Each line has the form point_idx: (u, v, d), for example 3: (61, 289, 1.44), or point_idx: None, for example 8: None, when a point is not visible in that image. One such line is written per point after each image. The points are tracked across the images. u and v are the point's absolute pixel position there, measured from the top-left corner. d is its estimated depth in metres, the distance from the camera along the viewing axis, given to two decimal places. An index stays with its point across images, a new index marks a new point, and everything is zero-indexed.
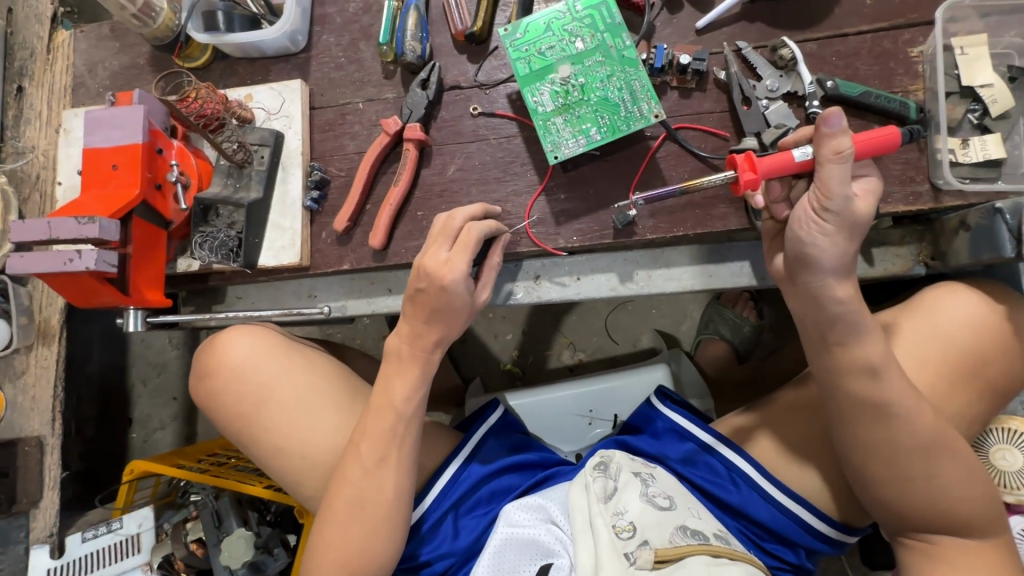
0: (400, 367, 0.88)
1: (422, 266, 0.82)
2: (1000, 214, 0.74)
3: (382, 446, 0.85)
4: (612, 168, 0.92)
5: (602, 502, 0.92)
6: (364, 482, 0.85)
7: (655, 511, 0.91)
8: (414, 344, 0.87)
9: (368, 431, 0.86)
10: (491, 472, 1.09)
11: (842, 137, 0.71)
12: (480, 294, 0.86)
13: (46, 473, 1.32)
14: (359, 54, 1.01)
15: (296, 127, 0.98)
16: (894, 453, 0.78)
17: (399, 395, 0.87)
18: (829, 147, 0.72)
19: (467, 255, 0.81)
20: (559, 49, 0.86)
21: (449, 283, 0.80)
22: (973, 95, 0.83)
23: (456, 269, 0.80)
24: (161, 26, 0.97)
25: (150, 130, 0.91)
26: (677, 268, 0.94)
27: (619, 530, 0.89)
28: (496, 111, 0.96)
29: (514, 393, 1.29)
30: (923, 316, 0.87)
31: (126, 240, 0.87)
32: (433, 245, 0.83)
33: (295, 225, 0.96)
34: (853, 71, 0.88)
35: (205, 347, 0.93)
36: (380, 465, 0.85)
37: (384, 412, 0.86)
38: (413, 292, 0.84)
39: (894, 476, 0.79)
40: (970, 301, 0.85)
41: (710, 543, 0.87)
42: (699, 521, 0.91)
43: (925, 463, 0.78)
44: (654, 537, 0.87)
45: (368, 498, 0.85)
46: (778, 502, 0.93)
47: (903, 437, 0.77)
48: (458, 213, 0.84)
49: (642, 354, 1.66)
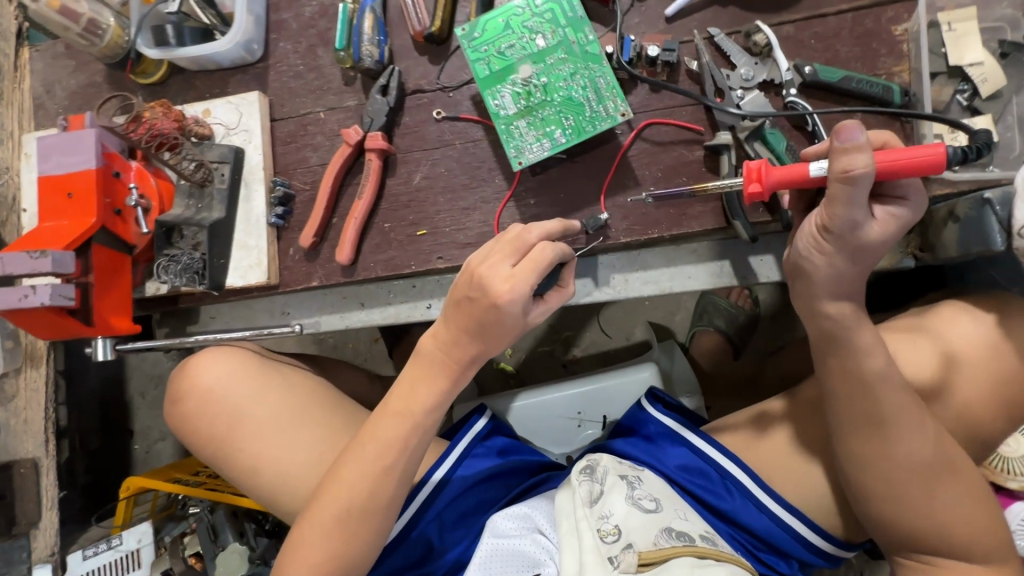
0: (421, 373, 0.84)
1: (477, 276, 0.75)
2: (989, 205, 0.70)
3: (394, 451, 0.83)
4: (582, 170, 0.88)
5: (587, 506, 0.89)
6: (368, 486, 0.82)
7: (641, 513, 0.86)
8: (448, 353, 0.81)
9: (381, 436, 0.83)
10: (478, 478, 1.06)
11: (864, 152, 0.60)
12: (535, 315, 0.79)
13: (43, 494, 1.34)
14: (318, 61, 0.97)
15: (256, 141, 0.95)
16: (887, 468, 0.75)
17: (422, 404, 0.83)
18: (838, 164, 0.62)
19: (531, 277, 0.73)
20: (519, 47, 0.82)
21: (503, 302, 0.74)
22: (962, 74, 0.78)
23: (517, 289, 0.73)
24: (110, 44, 0.94)
25: (105, 153, 0.88)
26: (654, 270, 0.91)
27: (603, 533, 0.85)
28: (461, 114, 0.92)
29: (502, 398, 1.26)
30: (921, 335, 0.84)
31: (88, 269, 0.85)
32: (497, 256, 0.75)
33: (260, 243, 0.94)
34: (833, 54, 0.82)
35: (179, 370, 0.90)
36: (386, 470, 0.83)
37: (401, 417, 0.83)
38: (458, 299, 0.78)
39: (888, 489, 0.75)
40: (970, 322, 0.82)
41: (697, 544, 0.83)
42: (684, 523, 0.87)
43: (925, 482, 0.74)
44: (638, 540, 0.83)
45: (361, 507, 0.83)
46: (772, 512, 0.90)
47: (902, 455, 0.74)
48: (534, 228, 0.77)
49: (636, 347, 1.61)
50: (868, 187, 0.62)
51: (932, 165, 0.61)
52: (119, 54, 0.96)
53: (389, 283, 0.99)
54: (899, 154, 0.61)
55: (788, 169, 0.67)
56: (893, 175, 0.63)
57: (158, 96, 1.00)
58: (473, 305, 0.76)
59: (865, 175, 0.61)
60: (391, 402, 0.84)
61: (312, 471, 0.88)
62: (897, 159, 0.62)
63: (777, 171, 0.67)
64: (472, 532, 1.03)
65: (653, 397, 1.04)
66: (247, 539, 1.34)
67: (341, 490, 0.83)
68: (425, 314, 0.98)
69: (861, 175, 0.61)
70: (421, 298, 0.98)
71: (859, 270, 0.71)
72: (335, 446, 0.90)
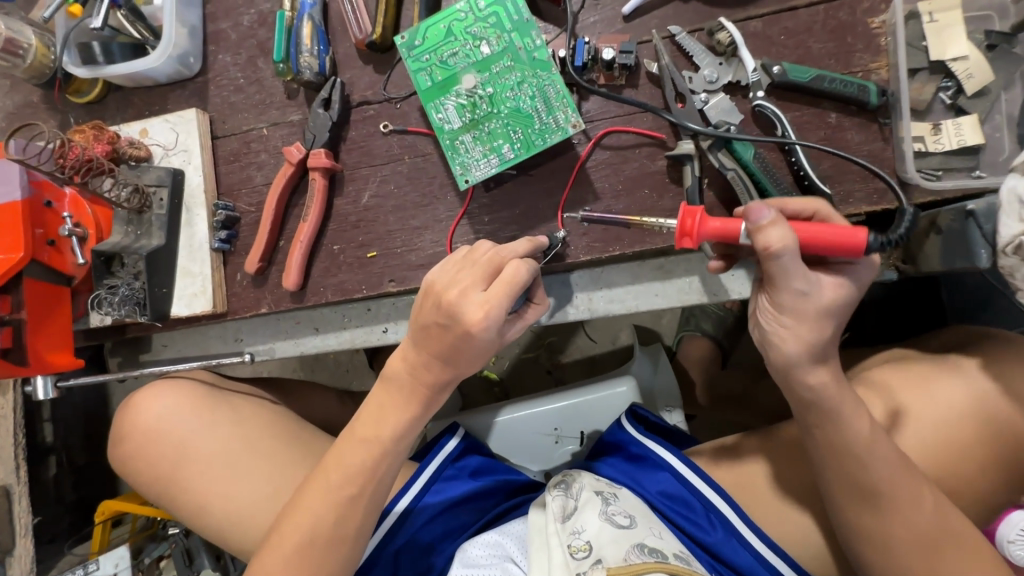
0: (388, 398, 0.72)
1: (446, 301, 0.64)
2: (973, 218, 0.64)
3: (359, 482, 0.71)
4: (538, 184, 0.82)
5: (559, 522, 0.82)
6: (321, 522, 0.70)
7: (613, 529, 0.79)
8: (419, 376, 0.70)
9: (342, 465, 0.71)
10: (446, 505, 0.94)
11: (779, 229, 0.60)
12: (509, 336, 0.70)
13: (16, 522, 1.23)
14: (258, 73, 0.91)
15: (196, 161, 0.90)
16: (885, 538, 0.68)
17: (388, 430, 0.71)
18: (759, 240, 0.61)
19: (508, 300, 0.63)
20: (463, 55, 0.77)
21: (476, 330, 0.63)
22: (945, 70, 0.71)
23: (492, 314, 0.62)
24: (34, 64, 0.89)
25: (32, 182, 0.83)
26: (619, 288, 0.86)
27: (574, 549, 0.78)
28: (409, 127, 0.86)
29: (473, 416, 1.13)
30: (904, 397, 0.76)
31: (19, 306, 0.81)
32: (467, 278, 0.64)
33: (204, 270, 0.89)
34: (805, 50, 0.76)
35: (123, 407, 0.88)
36: (345, 505, 0.71)
37: (368, 445, 0.71)
38: (426, 324, 0.67)
39: (881, 549, 0.69)
40: (958, 383, 0.74)
41: (669, 562, 0.75)
42: (659, 540, 0.79)
43: (924, 555, 0.68)
44: (608, 556, 0.76)
45: (319, 545, 0.70)
46: (753, 548, 0.80)
47: (897, 530, 0.67)
48: (508, 250, 0.67)
49: (621, 352, 1.45)
50: (793, 262, 0.61)
51: (850, 247, 0.60)
52: (46, 74, 0.91)
53: (345, 307, 0.95)
54: (819, 232, 0.61)
55: (721, 227, 0.65)
56: (814, 251, 0.62)
57: (97, 115, 0.95)
58: (446, 333, 0.65)
59: (784, 249, 0.60)
60: (355, 427, 0.72)
61: (258, 508, 0.83)
62: (816, 237, 0.61)
63: (711, 227, 0.65)
64: (437, 565, 0.90)
65: (633, 416, 0.98)
66: (224, 562, 1.31)
67: (290, 529, 0.70)
68: (382, 338, 0.93)
69: (782, 251, 0.60)
70: (376, 322, 0.93)
71: (830, 312, 0.65)
72: (284, 480, 0.85)
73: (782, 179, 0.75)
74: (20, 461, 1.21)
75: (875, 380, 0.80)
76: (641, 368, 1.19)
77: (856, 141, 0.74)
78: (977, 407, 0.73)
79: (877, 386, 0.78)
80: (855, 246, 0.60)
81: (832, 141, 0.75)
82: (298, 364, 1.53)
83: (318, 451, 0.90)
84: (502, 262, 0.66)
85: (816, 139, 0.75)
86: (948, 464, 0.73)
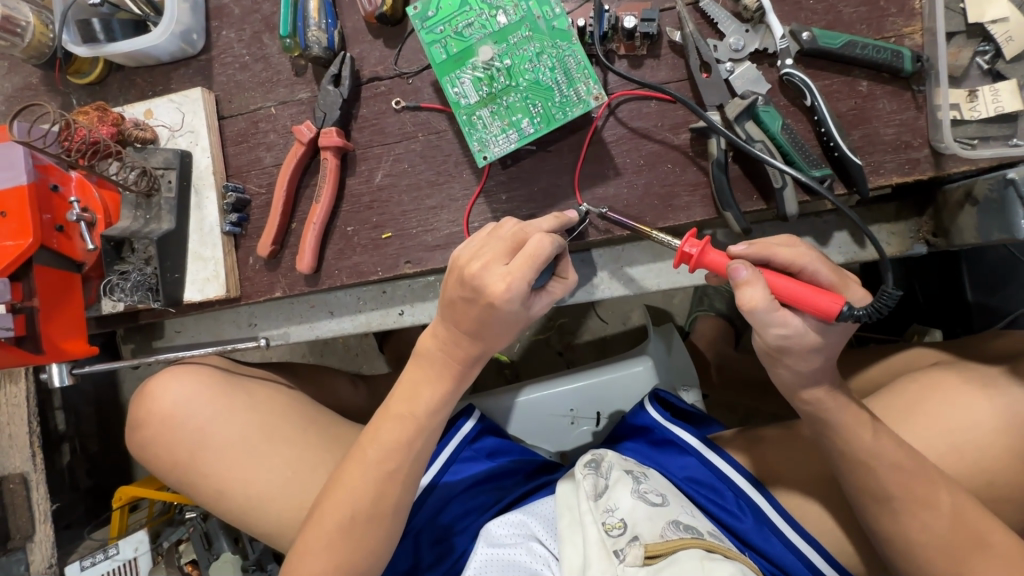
0: (426, 376, 0.71)
1: (469, 275, 0.63)
2: (1013, 185, 0.62)
3: (395, 458, 0.70)
4: (556, 160, 0.80)
5: (592, 500, 0.81)
6: (360, 499, 0.69)
7: (647, 507, 0.79)
8: (454, 353, 0.69)
9: (379, 441, 0.70)
10: (468, 484, 0.94)
11: (750, 292, 0.60)
12: (538, 311, 0.68)
13: (35, 508, 1.23)
14: (264, 49, 0.88)
15: (203, 143, 0.88)
16: (903, 533, 0.67)
17: (422, 405, 0.71)
18: (743, 296, 0.60)
19: (531, 272, 0.61)
20: (479, 26, 0.75)
21: (500, 302, 0.61)
22: (983, 33, 0.69)
23: (515, 287, 0.61)
24: (32, 43, 0.86)
25: (38, 166, 0.82)
26: (640, 266, 0.85)
27: (608, 527, 0.78)
28: (422, 103, 0.83)
29: (489, 396, 1.12)
30: (928, 420, 0.74)
31: (30, 293, 0.80)
32: (491, 251, 0.63)
33: (216, 254, 0.88)
34: (835, 15, 0.73)
35: (136, 395, 0.87)
36: (380, 481, 0.70)
37: (403, 422, 0.71)
38: (452, 299, 0.66)
39: (901, 541, 0.68)
40: (984, 403, 0.72)
41: (705, 538, 0.76)
42: (692, 518, 0.80)
43: (951, 564, 0.66)
44: (644, 532, 0.76)
45: (359, 515, 0.69)
46: (785, 536, 0.80)
47: (918, 535, 0.67)
48: (532, 225, 0.66)
49: (634, 332, 1.44)
50: (774, 318, 0.61)
51: (822, 316, 0.59)
52: (45, 54, 0.88)
53: (359, 290, 0.93)
54: (802, 296, 0.60)
55: (713, 264, 0.63)
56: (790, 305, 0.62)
57: (99, 96, 0.93)
58: (471, 306, 0.64)
59: (752, 310, 0.60)
60: (390, 405, 0.72)
61: (281, 491, 0.83)
62: (795, 296, 0.61)
63: (705, 261, 0.63)
64: (458, 546, 0.90)
65: (657, 399, 0.97)
66: (242, 546, 1.31)
67: (331, 504, 0.70)
68: (398, 320, 0.92)
69: (762, 310, 0.60)
70: (392, 305, 0.92)
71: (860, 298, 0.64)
72: (307, 463, 0.85)
73: (811, 152, 0.72)
74: (36, 449, 1.20)
75: (895, 401, 0.78)
76: (656, 349, 1.16)
77: (888, 110, 0.72)
78: (1006, 428, 0.71)
79: (898, 407, 0.77)
80: (827, 315, 0.59)
81: (863, 110, 0.72)
82: (308, 348, 1.53)
83: (338, 437, 0.90)
84: (526, 237, 0.65)
85: (846, 108, 0.73)
86: (977, 455, 0.72)
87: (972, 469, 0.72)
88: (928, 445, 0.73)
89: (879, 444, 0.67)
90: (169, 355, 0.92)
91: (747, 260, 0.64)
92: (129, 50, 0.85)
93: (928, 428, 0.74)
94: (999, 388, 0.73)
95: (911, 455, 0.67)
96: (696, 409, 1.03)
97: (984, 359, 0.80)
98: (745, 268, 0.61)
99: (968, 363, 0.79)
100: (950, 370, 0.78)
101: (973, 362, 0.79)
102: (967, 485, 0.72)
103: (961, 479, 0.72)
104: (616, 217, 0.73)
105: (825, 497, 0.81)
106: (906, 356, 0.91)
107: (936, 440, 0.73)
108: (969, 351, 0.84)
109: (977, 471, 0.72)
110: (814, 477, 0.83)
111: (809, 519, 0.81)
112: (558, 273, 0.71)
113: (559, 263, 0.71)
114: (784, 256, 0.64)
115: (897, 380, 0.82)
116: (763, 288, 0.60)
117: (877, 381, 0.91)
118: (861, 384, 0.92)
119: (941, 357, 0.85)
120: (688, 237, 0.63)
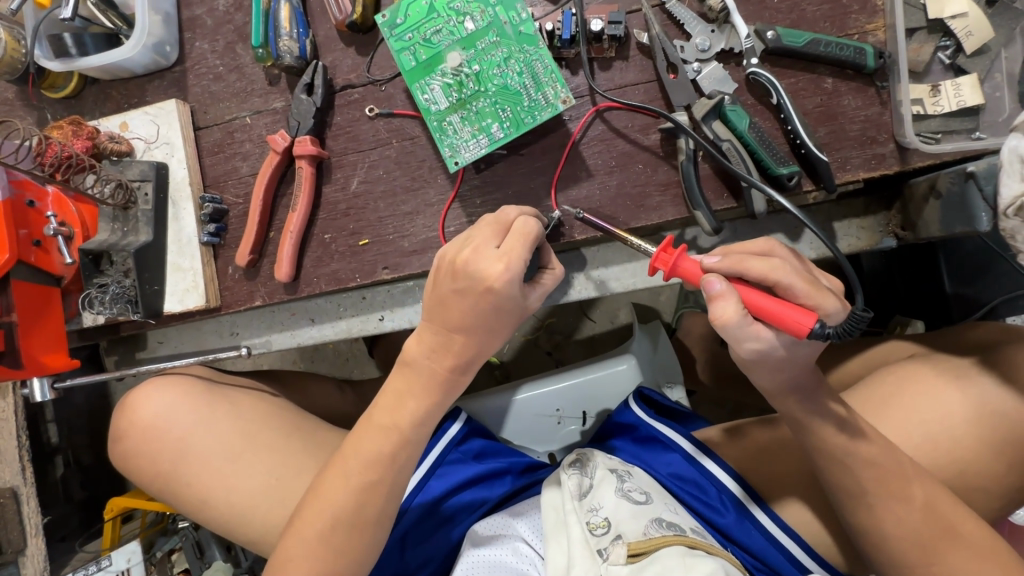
0: (407, 382, 0.71)
1: (460, 263, 0.64)
2: (973, 180, 0.64)
3: (371, 464, 0.71)
4: (529, 164, 0.80)
5: (576, 500, 0.81)
6: (337, 501, 0.70)
7: (630, 505, 0.80)
8: (440, 360, 0.70)
9: (361, 452, 0.71)
10: (454, 488, 0.92)
11: (721, 307, 0.60)
12: (533, 302, 0.69)
13: (27, 522, 1.18)
14: (238, 60, 0.89)
15: (179, 154, 0.88)
16: (879, 527, 0.68)
17: (396, 411, 0.71)
18: (714, 314, 0.60)
19: (527, 247, 0.64)
20: (446, 33, 0.75)
21: (500, 285, 0.63)
22: (944, 29, 0.70)
23: (514, 266, 0.63)
24: (5, 59, 0.85)
25: (14, 182, 0.83)
26: (616, 266, 0.86)
27: (592, 526, 0.78)
28: (395, 109, 0.84)
29: (475, 398, 1.12)
30: (904, 413, 0.75)
31: (9, 308, 0.80)
32: (480, 236, 0.65)
33: (194, 265, 0.88)
34: (799, 14, 0.74)
35: (120, 406, 0.88)
36: (357, 487, 0.70)
37: (384, 432, 0.71)
38: (447, 297, 0.66)
39: (875, 534, 0.68)
40: (955, 393, 0.73)
41: (688, 535, 0.76)
42: (675, 515, 0.80)
43: (923, 555, 0.67)
44: (627, 531, 0.76)
45: (337, 520, 0.70)
46: (765, 529, 0.81)
47: (892, 528, 0.67)
48: (512, 209, 0.69)
49: (621, 330, 1.45)
50: (743, 331, 0.61)
51: (794, 333, 0.59)
52: (18, 69, 0.88)
53: (339, 296, 0.94)
54: (771, 309, 0.59)
55: (684, 275, 0.63)
56: (763, 320, 0.61)
57: (75, 110, 0.93)
58: (464, 298, 0.65)
59: (723, 324, 0.60)
60: (374, 414, 0.72)
61: (265, 497, 0.84)
62: (766, 311, 0.60)
63: (676, 271, 0.63)
64: (442, 549, 0.90)
65: (641, 397, 0.98)
66: (234, 553, 1.30)
67: (311, 511, 0.70)
68: (378, 326, 0.93)
69: (733, 323, 0.60)
70: (372, 311, 0.93)
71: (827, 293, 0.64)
72: (289, 470, 0.85)
73: (779, 149, 0.73)
74: (26, 462, 1.16)
75: (871, 395, 0.79)
76: (640, 348, 1.16)
77: (853, 107, 0.73)
78: (980, 419, 0.72)
79: (876, 400, 0.78)
80: (799, 332, 0.58)
81: (828, 107, 0.73)
82: (298, 355, 1.53)
83: (321, 442, 0.90)
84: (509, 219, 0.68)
85: (812, 105, 0.74)
86: (949, 448, 0.72)
87: (945, 460, 0.73)
88: (905, 441, 0.74)
89: (854, 440, 0.68)
90: (152, 366, 0.93)
91: (720, 274, 0.63)
92: (101, 64, 0.85)
93: (902, 422, 0.74)
94: (972, 379, 0.73)
95: (885, 449, 0.67)
96: (681, 407, 1.03)
97: (959, 349, 0.80)
98: (717, 281, 0.60)
99: (943, 355, 0.80)
100: (925, 363, 0.79)
101: (947, 355, 0.80)
102: (941, 476, 0.73)
103: (934, 471, 0.73)
104: (593, 219, 0.72)
105: (804, 492, 0.82)
106: (882, 349, 0.92)
107: (909, 436, 0.74)
108: (944, 342, 0.84)
109: (950, 463, 0.72)
110: (793, 473, 0.83)
111: (790, 515, 0.82)
112: (544, 264, 0.72)
113: (543, 254, 0.72)
114: (755, 270, 0.62)
115: (875, 374, 0.83)
116: (735, 303, 0.60)
117: (857, 374, 0.92)
118: (840, 378, 0.93)
119: (917, 349, 0.85)
120: (660, 247, 0.63)
